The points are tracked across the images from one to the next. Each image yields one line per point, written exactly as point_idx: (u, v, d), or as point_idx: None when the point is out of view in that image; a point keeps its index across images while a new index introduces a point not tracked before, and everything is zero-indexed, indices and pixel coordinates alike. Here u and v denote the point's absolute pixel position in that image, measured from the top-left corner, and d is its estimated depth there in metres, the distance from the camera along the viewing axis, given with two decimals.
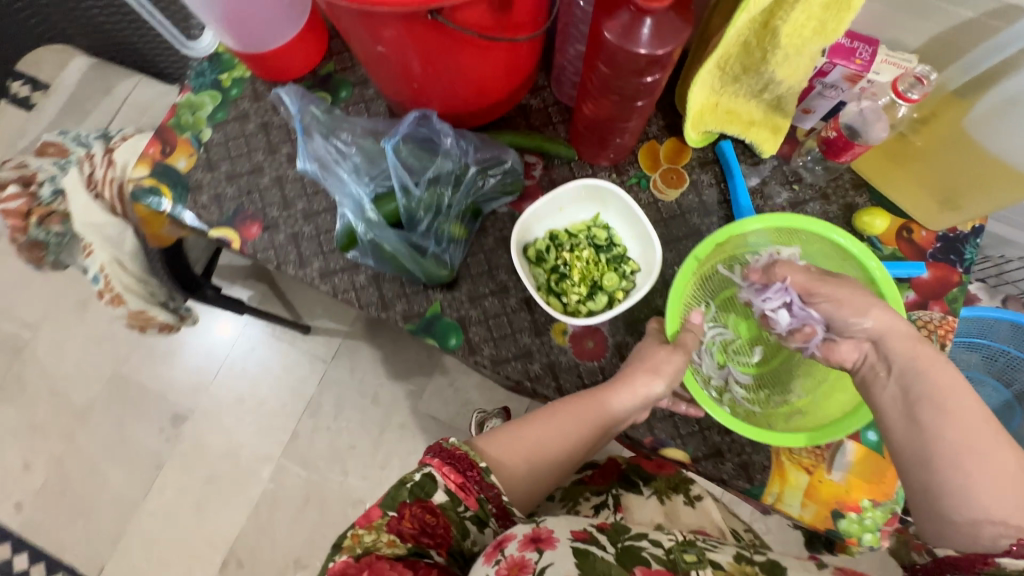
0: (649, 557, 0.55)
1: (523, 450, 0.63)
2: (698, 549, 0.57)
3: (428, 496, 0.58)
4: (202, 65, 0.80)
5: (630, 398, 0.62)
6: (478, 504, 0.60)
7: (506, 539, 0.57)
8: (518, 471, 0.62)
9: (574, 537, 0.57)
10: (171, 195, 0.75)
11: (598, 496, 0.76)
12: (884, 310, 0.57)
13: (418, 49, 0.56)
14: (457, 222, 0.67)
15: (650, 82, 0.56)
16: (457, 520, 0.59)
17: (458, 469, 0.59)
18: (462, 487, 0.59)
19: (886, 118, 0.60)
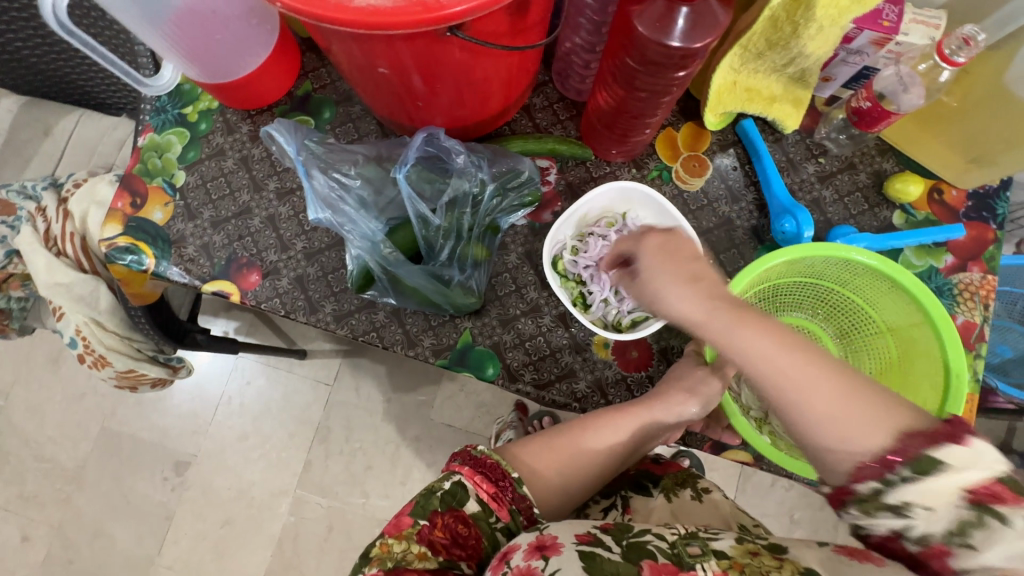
0: (654, 550, 0.50)
1: (557, 459, 0.62)
2: (701, 541, 0.51)
3: (461, 505, 0.56)
4: (161, 100, 0.71)
5: (666, 415, 0.61)
6: (510, 515, 0.58)
7: (511, 550, 0.54)
8: (551, 481, 0.61)
9: (579, 541, 0.53)
10: (153, 251, 0.67)
11: (608, 499, 0.73)
12: (680, 293, 0.50)
13: (424, 64, 0.50)
14: (480, 243, 0.62)
15: (683, 76, 0.51)
16: (488, 532, 0.57)
17: (490, 479, 0.58)
18: (495, 497, 0.58)
19: (922, 82, 0.57)
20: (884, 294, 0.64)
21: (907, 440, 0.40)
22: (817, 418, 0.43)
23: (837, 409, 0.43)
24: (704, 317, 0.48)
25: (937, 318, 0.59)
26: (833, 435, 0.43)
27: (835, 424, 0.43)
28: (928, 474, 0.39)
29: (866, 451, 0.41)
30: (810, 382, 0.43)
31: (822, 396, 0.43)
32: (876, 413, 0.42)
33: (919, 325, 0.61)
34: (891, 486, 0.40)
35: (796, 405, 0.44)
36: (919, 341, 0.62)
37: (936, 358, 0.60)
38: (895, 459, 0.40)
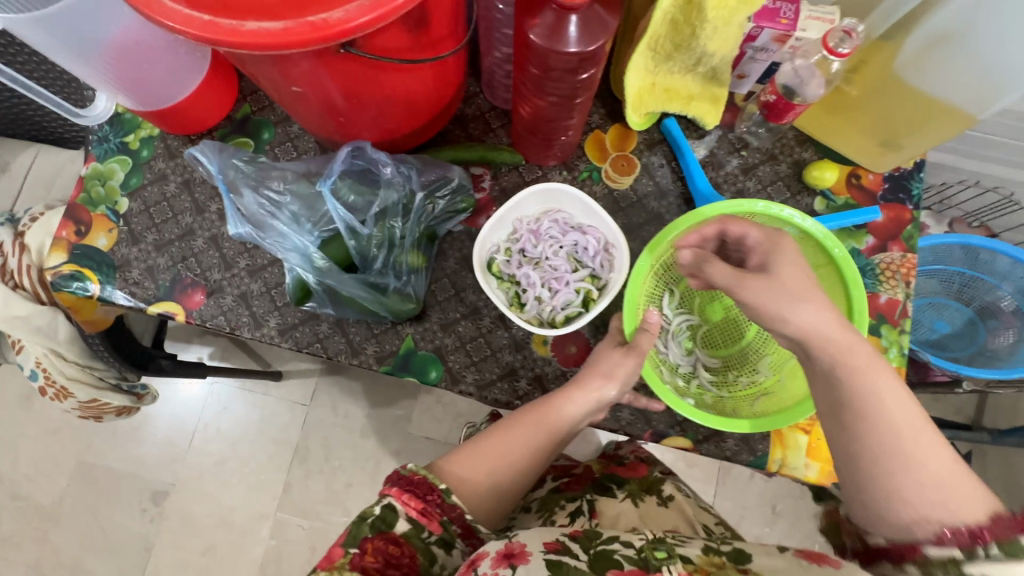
0: (621, 559, 0.52)
1: (487, 464, 0.62)
2: (668, 545, 0.53)
3: (391, 527, 0.55)
4: (103, 130, 0.73)
5: (586, 400, 0.62)
6: (442, 526, 0.57)
7: (479, 558, 0.53)
8: (483, 486, 0.60)
9: (546, 549, 0.53)
10: (97, 277, 0.68)
11: (573, 503, 0.75)
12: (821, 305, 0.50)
13: (339, 83, 0.53)
14: (415, 251, 0.64)
15: (586, 78, 0.54)
16: (422, 548, 0.55)
17: (417, 495, 0.56)
18: (424, 512, 0.56)
19: (820, 74, 0.60)
20: (792, 239, 0.66)
21: (1008, 526, 0.40)
22: (916, 476, 0.45)
23: (937, 476, 0.45)
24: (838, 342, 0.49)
25: (840, 259, 0.62)
26: (928, 497, 0.44)
27: (932, 487, 0.44)
28: (1017, 557, 0.38)
29: (958, 521, 0.43)
30: (921, 441, 0.46)
31: (931, 459, 0.45)
32: (976, 491, 0.44)
33: (826, 268, 0.64)
34: (971, 558, 0.40)
35: (903, 463, 0.46)
36: (826, 282, 0.65)
37: (841, 295, 0.63)
38: (988, 537, 0.40)
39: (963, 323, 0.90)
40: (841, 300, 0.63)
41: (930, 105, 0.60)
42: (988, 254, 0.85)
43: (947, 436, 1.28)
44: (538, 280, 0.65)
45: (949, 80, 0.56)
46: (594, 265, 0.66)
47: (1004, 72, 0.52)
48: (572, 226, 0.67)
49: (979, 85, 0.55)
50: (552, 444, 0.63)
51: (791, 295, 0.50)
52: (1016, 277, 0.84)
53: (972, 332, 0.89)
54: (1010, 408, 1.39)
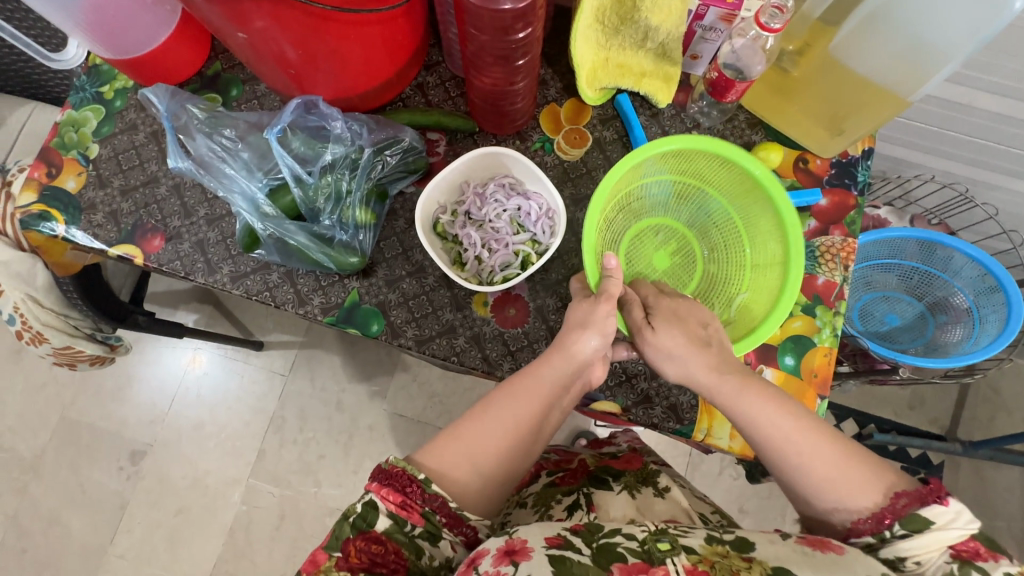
0: (624, 552, 0.53)
1: (464, 452, 0.59)
2: (670, 536, 0.54)
3: (372, 525, 0.55)
4: (81, 80, 0.76)
5: (560, 365, 0.61)
6: (425, 518, 0.56)
7: (478, 556, 0.53)
8: (464, 475, 0.58)
9: (548, 544, 0.54)
10: (64, 217, 0.71)
11: (569, 497, 0.80)
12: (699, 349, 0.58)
13: (290, 38, 0.55)
14: (363, 208, 0.66)
15: (522, 38, 0.56)
16: (406, 542, 0.55)
17: (397, 488, 0.55)
18: (404, 505, 0.55)
19: (762, 53, 0.62)
20: (717, 168, 0.69)
21: (900, 499, 0.50)
22: (815, 480, 0.52)
23: (832, 470, 0.52)
24: (715, 379, 0.57)
25: (766, 180, 0.64)
26: (833, 499, 0.52)
27: (828, 488, 0.52)
28: (917, 529, 0.49)
29: (864, 508, 0.51)
30: (809, 449, 0.53)
31: (821, 460, 0.52)
32: (870, 478, 0.52)
33: (753, 191, 0.67)
34: (886, 540, 0.50)
35: (798, 471, 0.53)
36: (755, 204, 0.68)
37: (773, 215, 0.66)
38: (892, 515, 0.50)
39: (914, 317, 0.91)
40: (773, 219, 0.66)
41: (864, 87, 0.61)
42: (942, 249, 0.85)
43: (917, 444, 1.26)
44: (475, 236, 0.68)
45: (880, 59, 0.58)
46: (536, 230, 0.69)
47: (931, 47, 0.54)
48: (518, 191, 0.69)
49: (907, 63, 0.56)
50: (532, 427, 0.61)
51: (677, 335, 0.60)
52: (966, 273, 0.84)
53: (922, 327, 0.90)
54: (987, 420, 1.37)
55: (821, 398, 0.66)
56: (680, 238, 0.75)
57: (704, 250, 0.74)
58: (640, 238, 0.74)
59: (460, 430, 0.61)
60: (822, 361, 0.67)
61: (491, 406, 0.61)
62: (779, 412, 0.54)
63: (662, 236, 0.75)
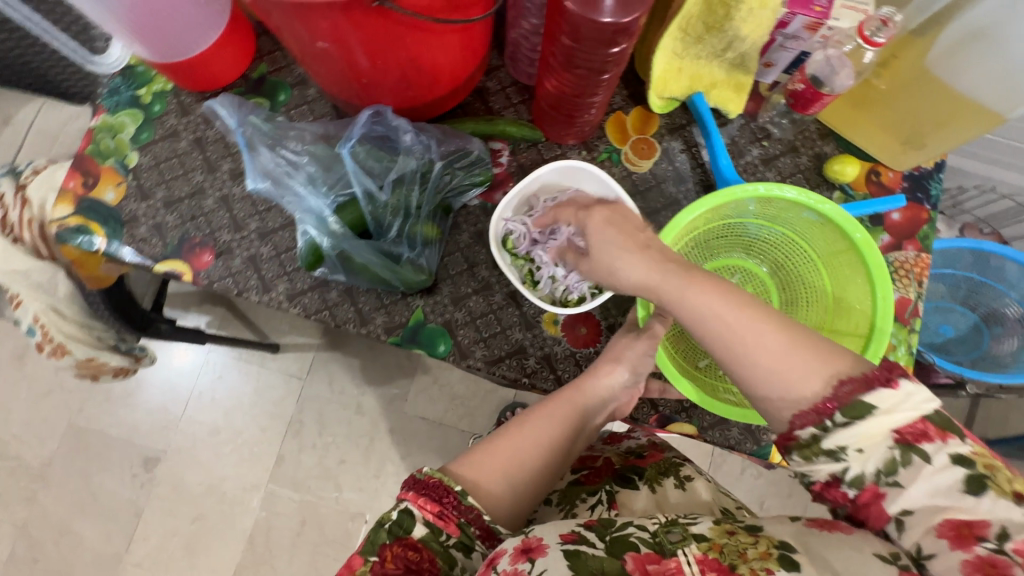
0: (637, 542, 0.47)
1: (499, 465, 0.57)
2: (681, 526, 0.48)
3: (408, 532, 0.50)
4: (115, 82, 0.71)
5: (595, 388, 0.62)
6: (460, 529, 0.52)
7: (497, 556, 0.49)
8: (498, 486, 0.55)
9: (563, 540, 0.49)
10: (104, 231, 0.67)
11: (593, 495, 0.70)
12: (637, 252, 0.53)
13: (363, 41, 0.51)
14: (430, 222, 0.63)
15: (616, 53, 0.53)
16: (440, 552, 0.50)
17: (433, 498, 0.52)
18: (441, 515, 0.52)
19: (852, 64, 0.60)
20: (816, 228, 0.66)
21: (843, 386, 0.42)
22: (757, 371, 0.44)
23: (776, 360, 0.43)
24: (657, 279, 0.50)
25: (862, 243, 0.62)
26: (777, 386, 0.44)
27: (777, 377, 0.43)
28: (860, 416, 0.41)
29: (804, 399, 0.43)
30: (753, 335, 0.44)
31: (764, 350, 0.44)
32: (817, 364, 0.43)
33: (846, 252, 0.64)
34: (828, 430, 0.42)
35: (740, 362, 0.45)
36: (845, 265, 0.65)
37: (863, 283, 0.63)
38: (832, 405, 0.42)
39: (968, 328, 0.90)
40: (864, 294, 0.63)
41: (959, 103, 0.59)
42: (997, 260, 0.86)
43: None
44: (540, 250, 0.67)
45: (979, 75, 0.56)
46: None
47: None
48: None
49: (1009, 82, 0.54)
50: (560, 448, 0.60)
51: (616, 239, 0.56)
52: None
53: (977, 338, 0.89)
54: None
55: None
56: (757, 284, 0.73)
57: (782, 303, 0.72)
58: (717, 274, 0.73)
59: (495, 444, 0.59)
60: None
61: (525, 420, 0.61)
62: (726, 295, 0.46)
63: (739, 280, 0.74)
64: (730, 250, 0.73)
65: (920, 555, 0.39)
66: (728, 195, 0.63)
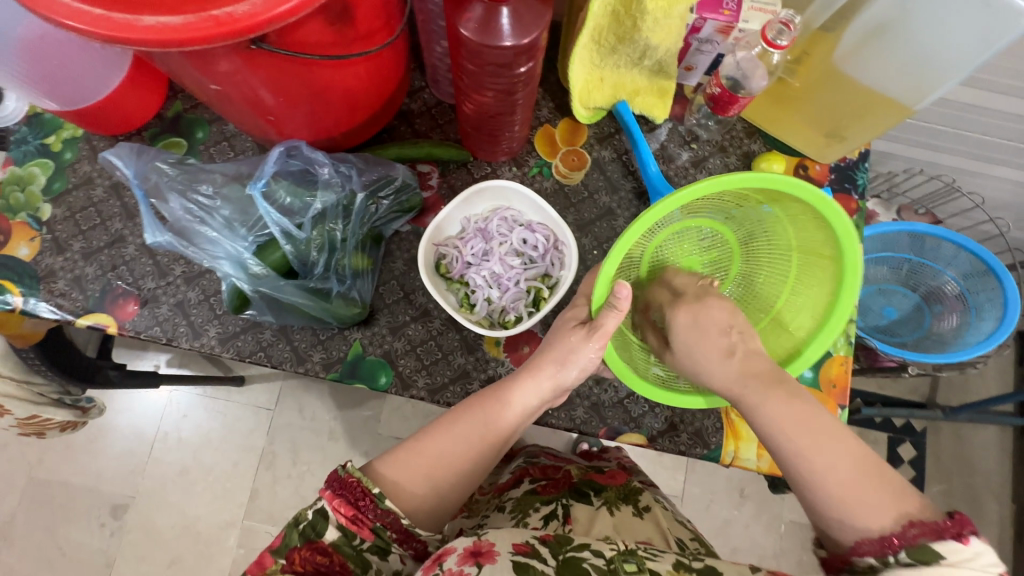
0: (590, 570, 0.48)
1: (423, 467, 0.53)
2: (638, 558, 0.50)
3: (320, 535, 0.49)
4: (21, 132, 0.68)
5: (533, 387, 0.57)
6: (374, 533, 0.49)
7: (445, 553, 0.49)
8: (418, 491, 0.52)
9: (515, 549, 0.49)
10: (19, 289, 0.64)
11: (547, 506, 0.69)
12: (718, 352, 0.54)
13: (263, 82, 0.50)
14: (357, 254, 0.61)
15: (524, 73, 0.52)
16: (353, 556, 0.49)
17: (348, 500, 0.49)
18: (355, 519, 0.49)
19: (762, 66, 0.60)
20: (806, 219, 0.56)
21: (912, 529, 0.41)
22: (827, 493, 0.44)
23: (845, 484, 0.44)
24: (738, 389, 0.51)
25: (847, 264, 0.55)
26: (838, 511, 0.43)
27: (842, 500, 0.43)
28: (926, 563, 0.39)
29: (871, 530, 0.42)
30: (825, 454, 0.45)
31: (834, 471, 0.44)
32: (890, 499, 0.42)
33: (826, 259, 0.57)
34: (888, 565, 0.41)
35: (803, 472, 0.45)
36: (818, 269, 0.58)
37: (827, 294, 0.58)
38: (897, 543, 0.41)
39: (910, 309, 0.93)
40: (825, 301, 0.58)
41: (870, 96, 0.60)
42: (932, 240, 0.86)
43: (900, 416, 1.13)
44: (467, 271, 0.66)
45: (887, 69, 0.57)
46: (545, 263, 0.66)
47: (940, 59, 0.53)
48: (521, 223, 0.67)
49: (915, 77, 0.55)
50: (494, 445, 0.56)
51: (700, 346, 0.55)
52: (959, 262, 0.85)
53: (918, 318, 0.92)
54: None
55: (841, 408, 0.66)
56: (720, 247, 0.66)
57: (742, 270, 0.66)
58: (684, 235, 0.64)
59: (421, 442, 0.55)
60: (839, 371, 0.67)
61: (462, 414, 0.56)
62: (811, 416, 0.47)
63: (704, 240, 0.66)
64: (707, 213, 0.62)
65: None
66: (732, 186, 0.51)
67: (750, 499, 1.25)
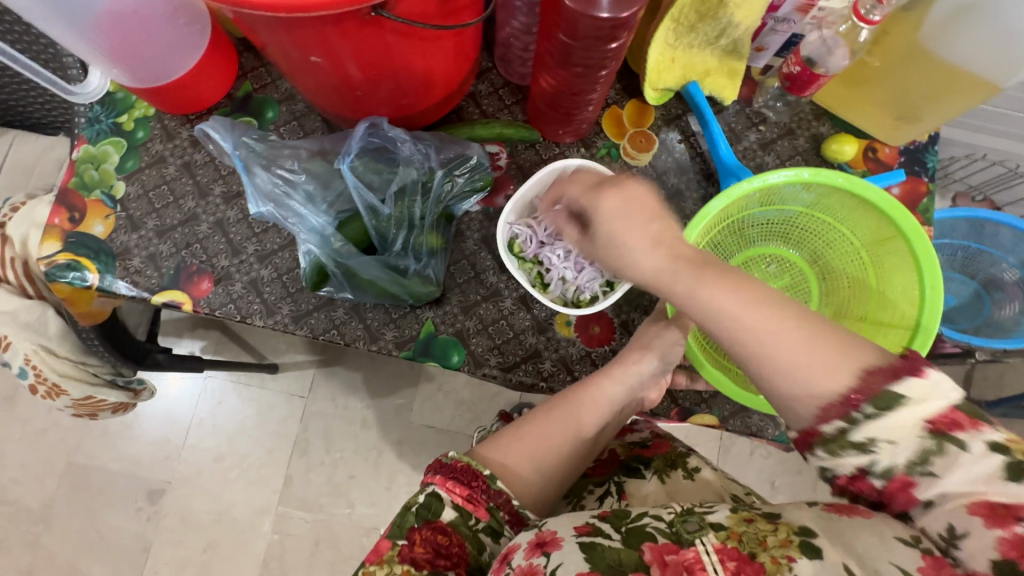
0: (654, 532, 0.46)
1: (527, 451, 0.57)
2: (698, 515, 0.46)
3: (437, 515, 0.51)
4: (93, 111, 0.69)
5: (623, 377, 0.60)
6: (490, 513, 0.52)
7: (511, 550, 0.49)
8: (526, 474, 0.55)
9: (578, 532, 0.47)
10: (96, 266, 0.65)
11: (601, 486, 0.67)
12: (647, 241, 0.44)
13: (356, 53, 0.50)
14: (433, 232, 0.62)
15: (615, 48, 0.52)
16: (470, 536, 0.50)
17: (462, 481, 0.51)
18: (471, 499, 0.51)
19: (847, 44, 0.60)
20: (856, 212, 0.64)
21: (871, 378, 0.37)
22: (781, 363, 0.39)
23: (795, 351, 0.39)
24: (666, 277, 0.43)
25: (910, 229, 0.60)
26: (798, 386, 0.39)
27: (790, 373, 0.39)
28: (891, 409, 0.37)
29: (826, 392, 0.38)
30: (763, 323, 0.39)
31: (780, 340, 0.39)
32: (840, 349, 0.39)
33: (891, 239, 0.62)
34: (855, 424, 0.38)
35: (757, 355, 0.40)
36: (891, 255, 0.63)
37: (909, 274, 0.61)
38: (860, 398, 0.37)
39: (969, 296, 0.91)
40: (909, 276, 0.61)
41: (955, 77, 0.60)
42: (992, 226, 0.86)
43: None
44: (540, 253, 0.66)
45: (974, 47, 0.56)
46: None
47: None
48: None
49: (1008, 54, 0.55)
50: (588, 436, 0.60)
51: (633, 219, 0.45)
52: (1020, 249, 0.85)
53: (978, 305, 0.90)
54: None
55: None
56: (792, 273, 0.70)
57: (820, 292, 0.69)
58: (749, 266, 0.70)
59: (525, 431, 0.58)
60: None
61: (555, 406, 0.60)
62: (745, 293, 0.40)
63: (773, 269, 0.70)
64: (763, 239, 0.70)
65: (951, 537, 0.36)
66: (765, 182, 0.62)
67: (783, 490, 1.25)
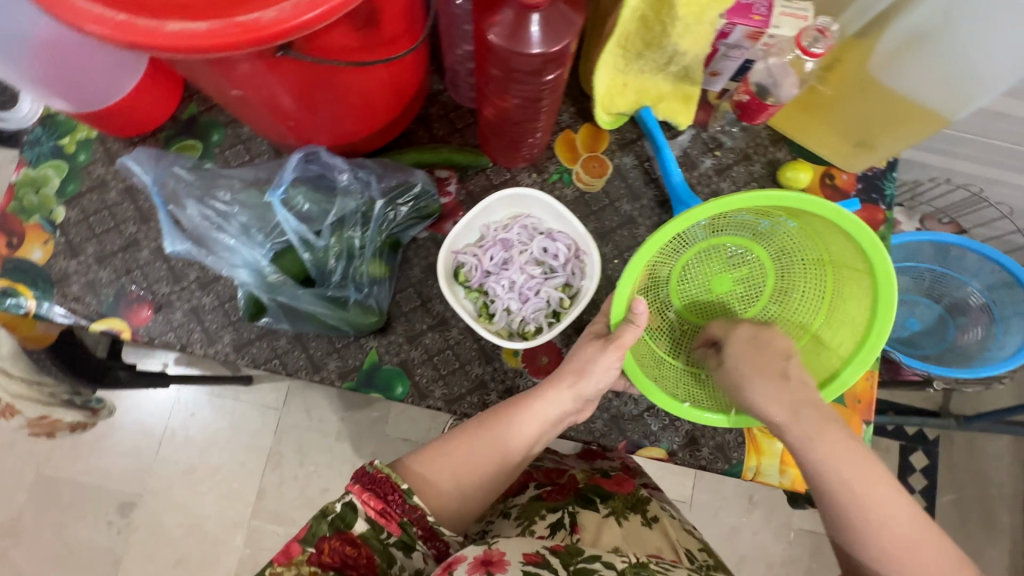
0: None
1: (449, 470, 0.55)
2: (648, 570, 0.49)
3: (349, 527, 0.50)
4: (35, 133, 0.67)
5: (557, 404, 0.58)
6: (402, 528, 0.51)
7: (456, 561, 0.49)
8: (446, 496, 0.54)
9: (525, 560, 0.49)
10: (32, 292, 0.63)
11: (553, 513, 0.65)
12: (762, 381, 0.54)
13: (283, 86, 0.49)
14: (376, 261, 0.60)
15: (551, 80, 0.51)
16: (380, 549, 0.50)
17: (379, 494, 0.51)
18: (384, 512, 0.51)
19: (794, 74, 0.59)
20: (831, 232, 0.57)
21: None
22: (884, 543, 0.47)
23: (905, 541, 0.47)
24: (789, 417, 0.52)
25: (880, 272, 0.54)
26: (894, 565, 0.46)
27: (895, 556, 0.46)
28: None
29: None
30: (880, 505, 0.48)
31: (892, 528, 0.47)
32: (940, 556, 0.46)
33: (859, 273, 0.56)
34: None
35: (864, 529, 0.48)
36: (851, 285, 0.58)
37: (863, 311, 0.57)
38: None
39: (933, 320, 0.91)
40: (862, 317, 0.57)
41: (906, 106, 0.58)
42: (956, 251, 0.85)
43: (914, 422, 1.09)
44: (484, 279, 0.65)
45: (923, 77, 0.55)
46: (565, 272, 0.65)
47: (982, 67, 0.51)
48: (541, 231, 0.65)
49: (956, 86, 0.54)
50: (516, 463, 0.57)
51: (756, 369, 0.55)
52: (984, 273, 0.84)
53: (943, 330, 0.90)
54: None
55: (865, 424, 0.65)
56: (752, 262, 0.66)
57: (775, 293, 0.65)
58: (712, 250, 0.66)
59: (449, 447, 0.56)
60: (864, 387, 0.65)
61: (485, 425, 0.58)
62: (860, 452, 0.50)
63: (735, 255, 0.66)
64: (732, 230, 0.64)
65: None
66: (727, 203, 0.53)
67: (759, 506, 1.22)
